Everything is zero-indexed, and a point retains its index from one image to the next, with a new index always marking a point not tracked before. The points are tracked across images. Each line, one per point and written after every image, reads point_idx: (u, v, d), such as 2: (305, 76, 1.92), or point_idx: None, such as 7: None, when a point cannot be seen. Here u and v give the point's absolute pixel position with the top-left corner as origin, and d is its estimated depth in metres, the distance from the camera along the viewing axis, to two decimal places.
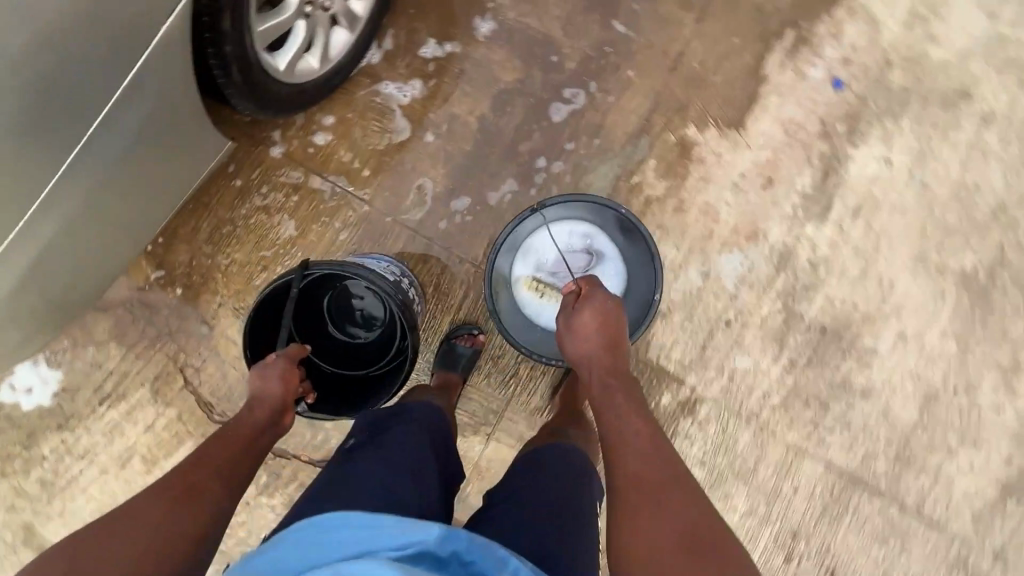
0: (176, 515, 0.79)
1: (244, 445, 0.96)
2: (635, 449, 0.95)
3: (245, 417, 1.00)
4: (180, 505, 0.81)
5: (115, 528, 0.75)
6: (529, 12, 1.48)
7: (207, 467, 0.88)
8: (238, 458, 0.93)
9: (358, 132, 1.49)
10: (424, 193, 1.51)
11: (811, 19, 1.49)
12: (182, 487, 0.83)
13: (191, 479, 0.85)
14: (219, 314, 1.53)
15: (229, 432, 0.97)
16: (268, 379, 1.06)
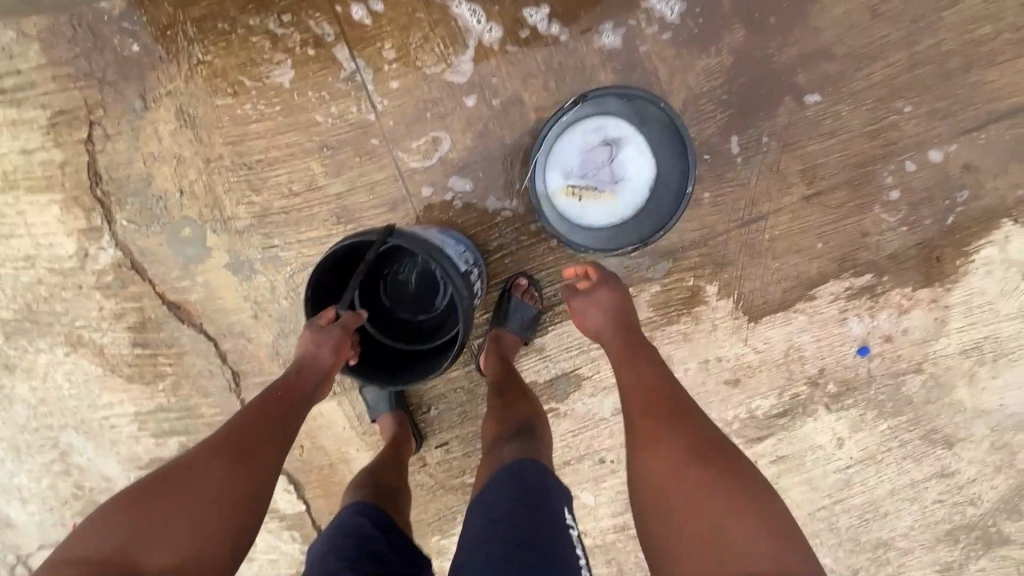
0: (228, 466, 0.85)
1: (290, 401, 1.01)
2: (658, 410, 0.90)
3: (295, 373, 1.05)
4: (230, 455, 0.87)
5: (179, 472, 0.82)
6: (667, 59, 1.22)
7: (257, 421, 0.94)
8: (286, 414, 0.99)
9: (416, 39, 1.24)
10: (435, 148, 1.30)
11: (896, 279, 1.32)
12: (233, 439, 0.89)
13: (241, 430, 0.91)
14: (160, 101, 1.31)
15: (280, 388, 1.02)
16: (313, 341, 1.06)
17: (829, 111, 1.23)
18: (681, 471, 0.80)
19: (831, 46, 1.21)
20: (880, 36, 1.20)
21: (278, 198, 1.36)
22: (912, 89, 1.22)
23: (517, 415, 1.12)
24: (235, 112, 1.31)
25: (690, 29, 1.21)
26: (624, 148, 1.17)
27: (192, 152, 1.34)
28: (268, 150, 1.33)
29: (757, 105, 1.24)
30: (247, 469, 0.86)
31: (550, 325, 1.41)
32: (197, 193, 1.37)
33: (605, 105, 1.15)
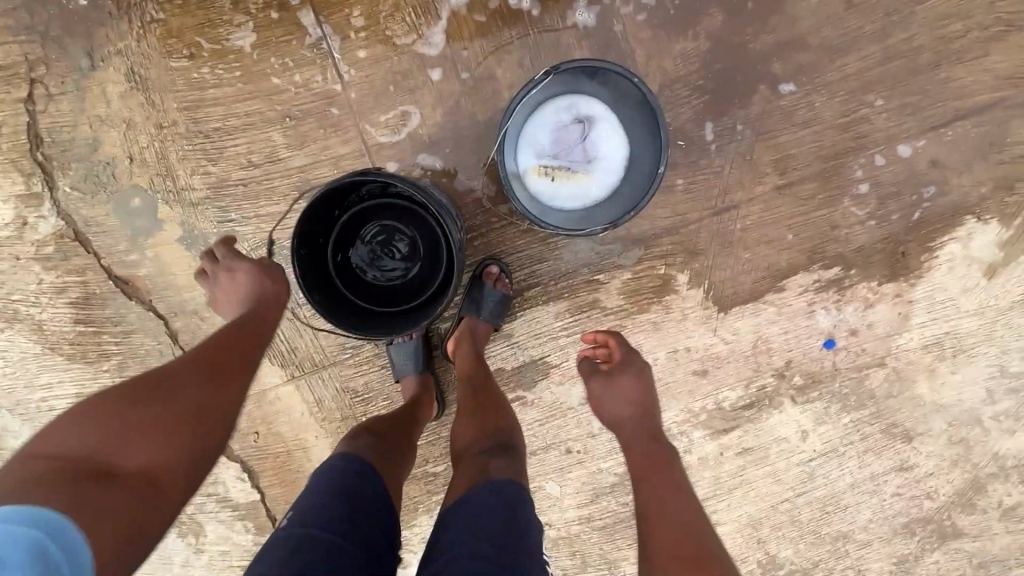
0: (199, 375, 0.84)
1: (262, 317, 0.98)
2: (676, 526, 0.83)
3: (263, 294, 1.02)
4: (201, 366, 0.85)
5: (153, 379, 0.82)
6: (643, 41, 1.20)
7: (227, 334, 0.92)
8: (258, 326, 0.96)
9: (386, 7, 1.19)
10: (404, 122, 1.25)
11: (862, 273, 1.33)
12: (203, 350, 0.88)
13: (210, 344, 0.90)
14: (110, 60, 1.23)
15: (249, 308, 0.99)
16: (254, 277, 1.03)
17: (802, 101, 1.23)
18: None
19: (807, 35, 1.20)
20: (855, 27, 1.20)
21: (236, 169, 1.29)
22: (883, 82, 1.22)
23: (495, 421, 1.07)
24: (191, 76, 1.24)
25: (667, 11, 1.19)
26: (596, 127, 1.15)
27: (144, 116, 1.26)
28: (226, 118, 1.26)
29: (732, 92, 1.23)
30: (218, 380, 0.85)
31: (519, 311, 1.37)
32: (148, 161, 1.29)
33: (576, 82, 1.12)
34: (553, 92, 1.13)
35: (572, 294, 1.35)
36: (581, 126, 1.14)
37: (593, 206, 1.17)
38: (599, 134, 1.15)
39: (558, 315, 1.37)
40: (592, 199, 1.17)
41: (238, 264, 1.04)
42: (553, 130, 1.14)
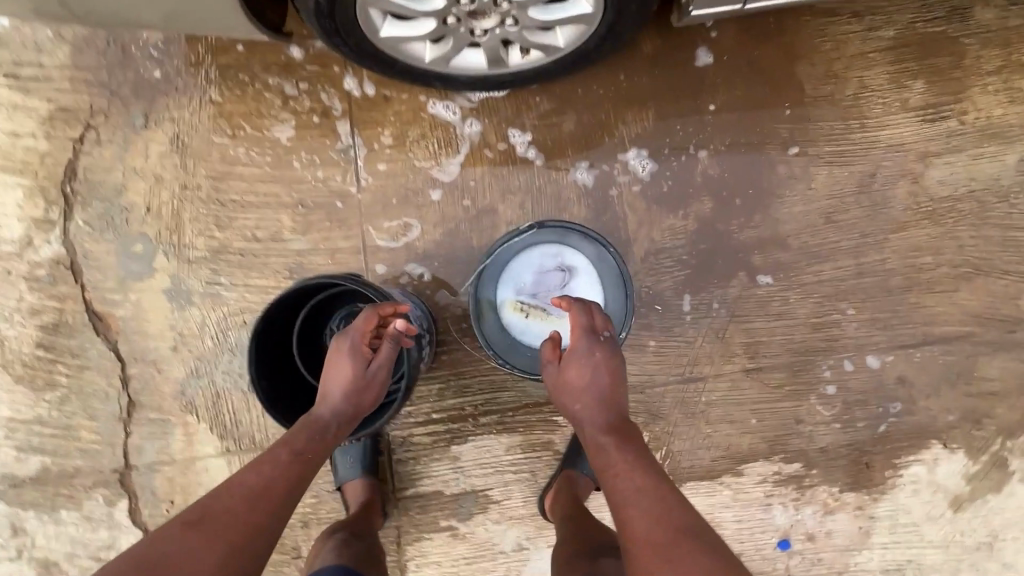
0: (188, 555, 0.73)
1: (278, 475, 0.88)
2: (656, 531, 0.78)
3: (286, 446, 0.93)
4: (194, 544, 0.74)
5: (144, 556, 0.72)
6: (636, 210, 1.30)
7: (236, 499, 0.82)
8: (271, 491, 0.86)
9: (414, 133, 1.33)
10: (404, 232, 1.33)
11: (824, 475, 1.29)
12: (206, 520, 0.78)
13: (216, 512, 0.80)
14: (163, 125, 1.37)
15: (269, 459, 0.90)
16: (364, 361, 1.04)
17: (777, 295, 1.29)
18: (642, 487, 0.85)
19: (788, 237, 1.28)
20: (834, 240, 1.28)
21: (239, 239, 1.37)
22: (856, 294, 1.28)
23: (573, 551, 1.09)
24: (228, 152, 1.36)
25: (662, 190, 1.30)
26: (576, 279, 1.21)
27: (173, 176, 1.37)
28: (245, 193, 1.36)
29: (711, 272, 1.29)
30: (210, 561, 0.74)
31: (470, 435, 1.34)
32: (163, 214, 1.37)
33: (562, 236, 1.20)
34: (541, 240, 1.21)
35: (527, 430, 1.33)
36: (561, 274, 1.21)
37: None
38: (577, 285, 1.21)
39: (510, 447, 1.34)
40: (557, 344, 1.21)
41: (352, 340, 1.03)
42: (535, 271, 1.21)
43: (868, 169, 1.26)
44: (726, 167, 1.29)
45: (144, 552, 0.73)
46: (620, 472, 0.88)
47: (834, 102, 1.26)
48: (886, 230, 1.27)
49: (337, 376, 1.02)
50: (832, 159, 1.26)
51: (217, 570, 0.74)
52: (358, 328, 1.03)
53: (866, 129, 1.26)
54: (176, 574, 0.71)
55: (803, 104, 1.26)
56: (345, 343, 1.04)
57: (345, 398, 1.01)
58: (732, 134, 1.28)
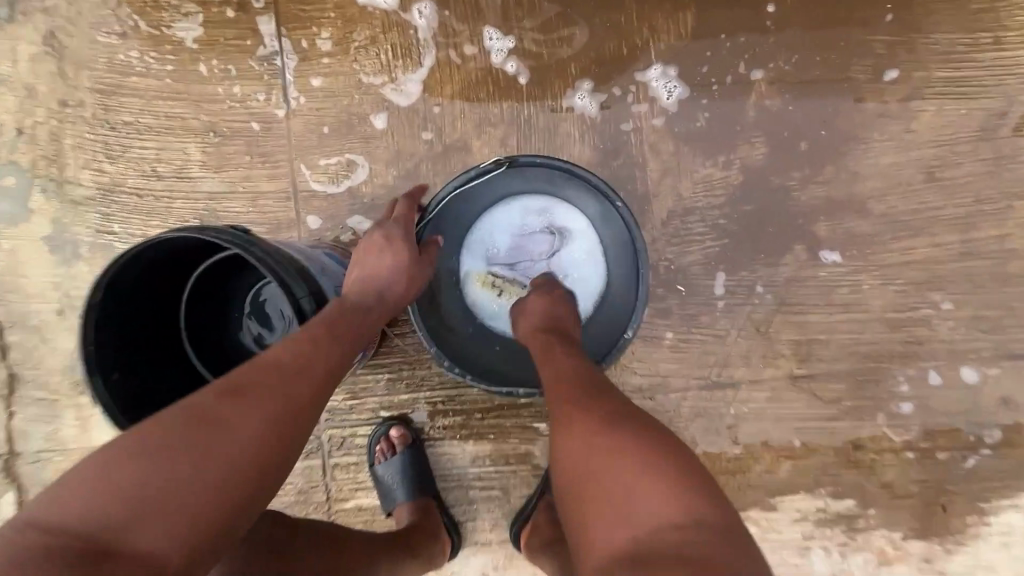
0: (230, 428, 0.51)
1: (330, 341, 0.64)
2: (593, 403, 0.61)
3: (337, 311, 0.68)
4: (239, 416, 0.52)
5: (166, 428, 0.50)
6: (659, 154, 0.95)
7: (282, 365, 0.59)
8: (325, 358, 0.62)
9: (361, 37, 0.97)
10: (346, 174, 1.00)
11: (884, 518, 0.98)
12: (246, 389, 0.55)
13: (259, 379, 0.56)
14: (34, 18, 1.03)
15: (319, 324, 0.65)
16: (415, 257, 0.79)
17: (846, 279, 0.94)
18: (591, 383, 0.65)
19: (869, 199, 0.92)
20: (935, 206, 0.91)
21: (135, 175, 1.04)
22: (957, 282, 0.93)
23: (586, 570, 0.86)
24: (117, 57, 1.02)
25: (698, 127, 0.94)
26: (568, 245, 0.91)
27: (49, 87, 1.04)
28: (141, 114, 1.03)
29: (757, 243, 0.95)
30: (257, 442, 0.52)
31: (428, 441, 1.05)
32: (38, 139, 1.05)
33: (550, 185, 0.90)
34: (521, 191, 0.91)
35: (499, 438, 1.04)
36: (551, 239, 0.91)
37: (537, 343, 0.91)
38: (568, 255, 0.91)
39: (478, 457, 1.05)
40: None
41: (401, 232, 0.79)
42: (517, 233, 0.92)
43: (995, 106, 0.89)
44: (791, 97, 0.92)
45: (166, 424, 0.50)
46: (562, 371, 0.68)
47: (955, 6, 0.88)
48: (1009, 194, 0.91)
49: (376, 266, 0.76)
50: (945, 90, 0.89)
51: (271, 451, 0.53)
52: (402, 222, 0.80)
53: (1000, 46, 0.88)
54: (218, 454, 0.50)
55: (909, 7, 0.88)
56: (390, 232, 0.79)
57: (393, 288, 0.76)
58: (802, 50, 0.91)
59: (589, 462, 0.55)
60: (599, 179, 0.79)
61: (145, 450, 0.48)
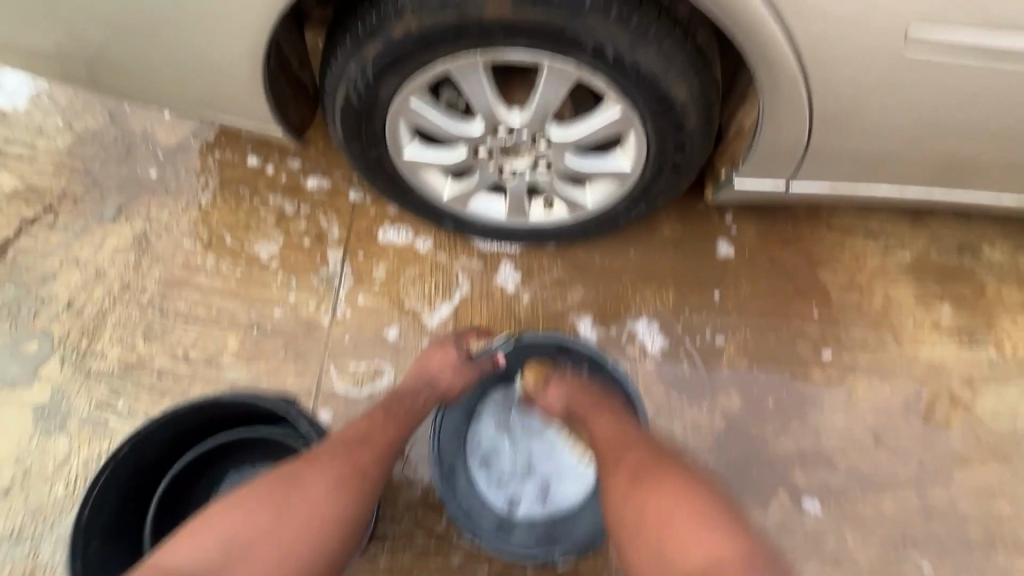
0: (307, 494, 0.71)
1: (382, 433, 0.83)
2: (633, 454, 0.79)
3: (389, 406, 0.88)
4: (309, 478, 0.72)
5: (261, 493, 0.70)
6: (650, 395, 1.10)
7: (350, 451, 0.78)
8: (381, 444, 0.81)
9: (411, 272, 1.18)
10: (372, 379, 1.09)
11: None
12: (322, 467, 0.74)
13: (332, 458, 0.76)
14: (135, 222, 1.23)
15: (373, 417, 0.85)
16: (464, 366, 0.97)
17: (828, 529, 1.01)
18: (658, 468, 0.76)
19: (833, 454, 1.06)
20: (888, 466, 1.05)
21: (163, 356, 1.10)
22: (924, 542, 1.01)
23: None
24: (194, 259, 1.19)
25: (682, 376, 1.11)
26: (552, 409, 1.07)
27: (119, 273, 1.17)
28: (194, 305, 1.15)
29: (743, 486, 1.03)
30: (323, 498, 0.71)
31: None
32: (83, 313, 1.13)
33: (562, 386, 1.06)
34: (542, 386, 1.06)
35: None
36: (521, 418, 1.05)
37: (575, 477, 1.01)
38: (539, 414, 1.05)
39: None
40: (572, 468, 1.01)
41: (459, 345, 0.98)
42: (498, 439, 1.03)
43: (911, 388, 1.11)
44: (754, 362, 1.13)
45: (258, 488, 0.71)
46: (627, 463, 0.79)
47: (861, 312, 1.18)
48: (947, 463, 1.06)
49: (438, 364, 0.96)
50: (869, 371, 1.13)
51: (336, 512, 0.72)
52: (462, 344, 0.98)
53: (901, 344, 1.15)
54: (298, 507, 0.70)
55: (830, 310, 1.18)
56: (450, 343, 0.98)
57: (442, 385, 0.95)
58: (757, 327, 1.16)
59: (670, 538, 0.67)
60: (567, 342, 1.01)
61: (245, 508, 0.68)
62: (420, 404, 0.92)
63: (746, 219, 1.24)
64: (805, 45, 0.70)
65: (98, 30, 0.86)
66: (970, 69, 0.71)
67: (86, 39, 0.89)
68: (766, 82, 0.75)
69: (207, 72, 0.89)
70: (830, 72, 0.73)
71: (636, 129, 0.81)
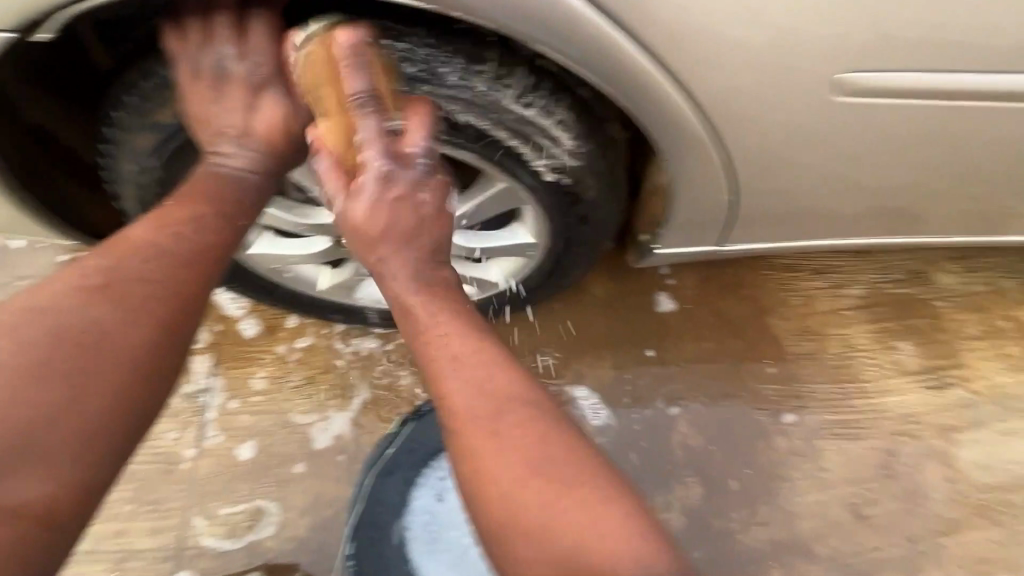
0: (90, 391, 0.47)
1: (111, 383, 0.48)
2: (507, 396, 0.51)
3: (122, 325, 0.50)
4: (104, 379, 0.48)
5: (19, 334, 0.47)
6: None
7: (52, 413, 0.45)
8: (119, 402, 0.48)
9: (298, 376, 0.96)
10: (252, 524, 0.87)
11: None
12: (11, 435, 0.44)
13: (24, 423, 0.44)
14: None
15: (87, 346, 0.48)
16: (285, 86, 0.59)
17: None
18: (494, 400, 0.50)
19: (810, 540, 0.93)
20: (873, 546, 0.93)
21: None
22: None
23: None
24: None
25: (632, 467, 0.95)
26: (438, 484, 0.80)
27: None
28: None
29: None
30: (110, 400, 0.48)
31: None
32: None
33: (425, 480, 0.80)
34: (408, 515, 0.78)
35: None
36: (432, 532, 0.78)
37: None
38: (438, 507, 0.80)
39: None
40: None
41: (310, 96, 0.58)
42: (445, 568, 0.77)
43: (885, 446, 0.99)
44: (711, 439, 0.98)
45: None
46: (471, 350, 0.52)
47: (820, 362, 1.05)
48: (934, 531, 0.94)
49: (267, 120, 0.59)
50: (838, 432, 0.99)
51: (126, 415, 0.49)
52: (305, 99, 0.57)
53: (866, 394, 1.03)
54: (94, 366, 0.48)
55: (787, 363, 1.05)
56: (253, 72, 0.57)
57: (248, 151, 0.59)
58: (710, 394, 1.02)
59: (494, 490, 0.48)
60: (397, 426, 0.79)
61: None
62: (200, 252, 0.55)
63: (682, 269, 1.10)
64: (705, 105, 0.58)
65: None
66: (895, 112, 0.60)
67: None
68: (672, 145, 0.62)
69: None
70: (740, 136, 0.62)
71: (528, 202, 0.69)
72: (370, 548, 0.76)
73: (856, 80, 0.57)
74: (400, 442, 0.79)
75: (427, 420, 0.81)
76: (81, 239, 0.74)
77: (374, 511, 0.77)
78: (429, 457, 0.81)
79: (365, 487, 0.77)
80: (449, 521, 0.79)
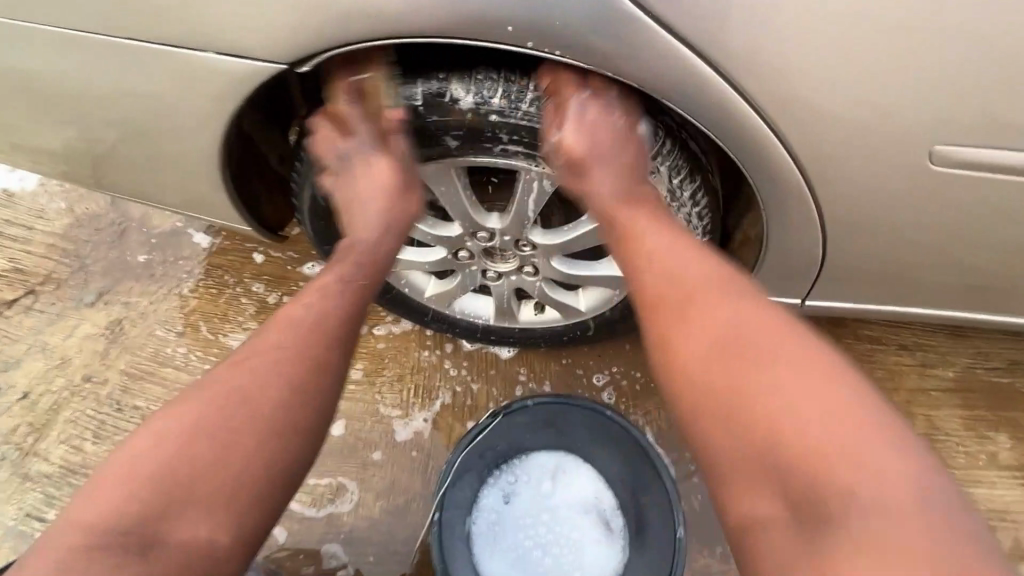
0: (297, 425, 0.57)
1: (310, 407, 0.59)
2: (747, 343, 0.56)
3: (306, 360, 0.60)
4: (304, 407, 0.58)
5: (237, 374, 0.58)
6: None
7: (262, 435, 0.55)
8: (307, 417, 0.58)
9: (390, 372, 1.07)
10: (334, 497, 0.96)
11: None
12: (236, 462, 0.54)
13: (240, 451, 0.54)
14: (114, 311, 1.17)
15: (260, 389, 0.57)
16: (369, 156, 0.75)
17: None
18: (728, 345, 0.56)
19: None
20: None
21: (108, 461, 1.02)
22: None
23: None
24: (164, 349, 1.13)
25: (696, 510, 0.95)
26: (511, 480, 0.86)
27: (84, 362, 1.11)
28: (154, 402, 1.07)
29: None
30: (312, 419, 0.58)
31: None
32: (36, 407, 1.07)
33: (494, 481, 0.86)
34: (476, 513, 0.84)
35: None
36: (500, 522, 0.84)
37: (585, 481, 0.86)
38: (509, 500, 0.85)
39: None
40: (575, 477, 0.86)
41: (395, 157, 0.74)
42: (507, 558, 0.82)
43: None
44: None
45: (158, 462, 0.52)
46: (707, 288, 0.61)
47: None
48: None
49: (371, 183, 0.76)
50: None
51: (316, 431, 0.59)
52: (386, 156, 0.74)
53: (952, 481, 0.98)
54: (291, 398, 0.58)
55: None
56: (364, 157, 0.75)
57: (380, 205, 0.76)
58: None
59: (794, 423, 0.49)
60: (486, 418, 0.85)
61: (221, 394, 0.57)
62: (350, 315, 0.66)
63: None
64: (807, 169, 0.65)
65: (63, 134, 0.82)
66: (1000, 187, 0.63)
67: (60, 141, 0.84)
68: (770, 198, 0.69)
69: (173, 168, 0.81)
70: (841, 198, 0.67)
71: None
72: (450, 514, 0.83)
73: (959, 155, 0.61)
74: (487, 432, 0.86)
75: (512, 420, 0.88)
76: (253, 226, 0.90)
77: (447, 505, 0.84)
78: (500, 460, 0.87)
79: (452, 464, 0.84)
80: (516, 515, 0.84)
